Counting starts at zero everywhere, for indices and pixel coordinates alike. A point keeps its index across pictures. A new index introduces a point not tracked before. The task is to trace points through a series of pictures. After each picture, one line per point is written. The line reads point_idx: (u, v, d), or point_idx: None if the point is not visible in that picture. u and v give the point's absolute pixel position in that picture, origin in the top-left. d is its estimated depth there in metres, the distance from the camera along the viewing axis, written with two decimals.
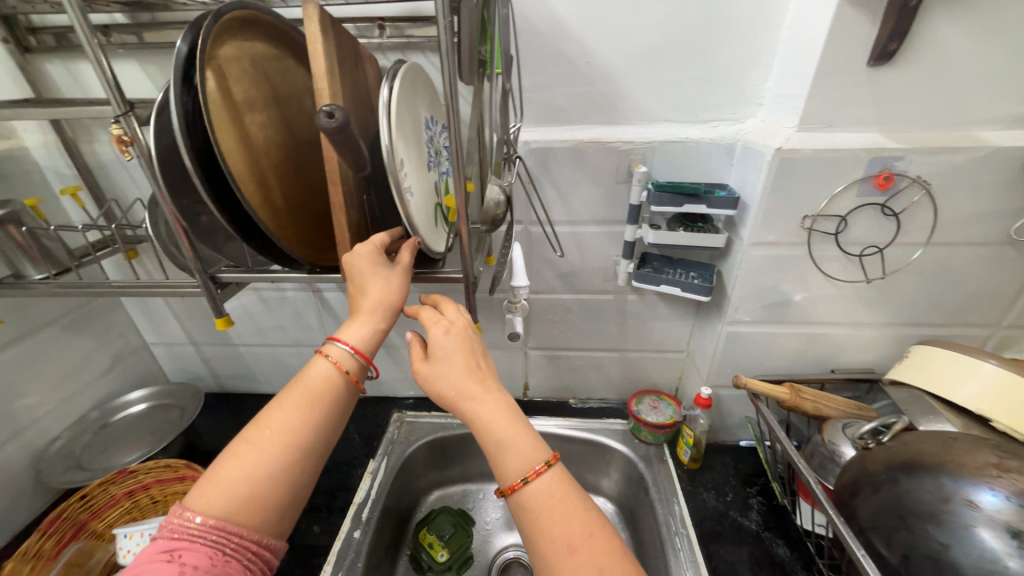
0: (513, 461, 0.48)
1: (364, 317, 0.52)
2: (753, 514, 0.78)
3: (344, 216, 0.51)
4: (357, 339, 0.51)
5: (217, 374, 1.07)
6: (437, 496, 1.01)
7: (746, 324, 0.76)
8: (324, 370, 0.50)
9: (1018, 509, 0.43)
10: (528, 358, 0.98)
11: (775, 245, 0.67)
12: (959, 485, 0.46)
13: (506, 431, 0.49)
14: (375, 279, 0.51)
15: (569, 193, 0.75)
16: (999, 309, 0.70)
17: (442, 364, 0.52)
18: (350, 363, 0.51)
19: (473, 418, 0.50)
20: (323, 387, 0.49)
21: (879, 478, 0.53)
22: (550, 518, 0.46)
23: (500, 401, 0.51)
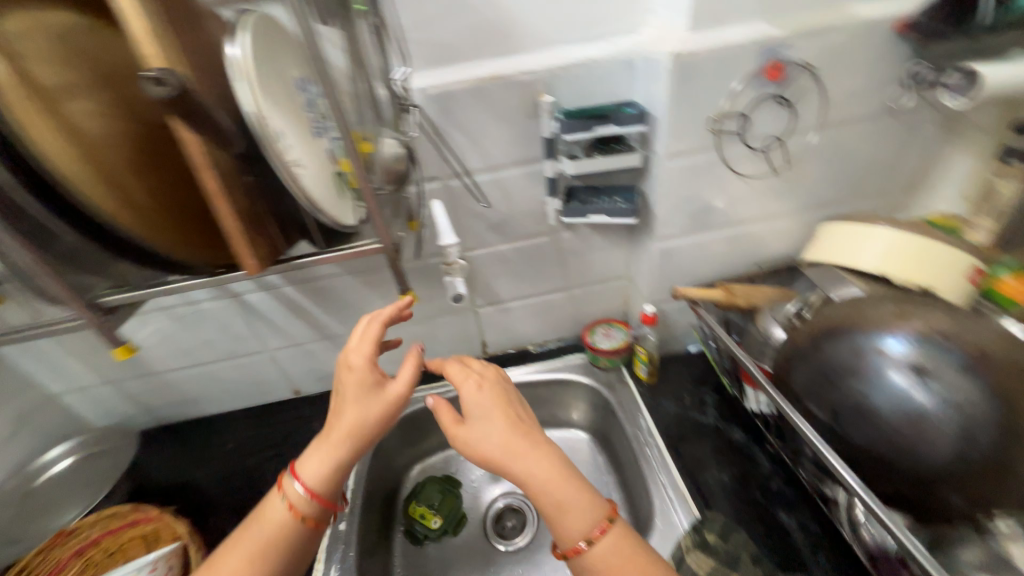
0: (579, 518, 0.54)
1: (326, 449, 0.61)
2: (709, 409, 0.84)
3: (228, 206, 0.45)
4: (311, 479, 0.60)
5: (149, 408, 0.97)
6: (419, 469, 1.01)
7: (675, 237, 0.78)
8: (276, 514, 0.59)
9: (918, 349, 0.49)
10: (479, 315, 0.97)
11: (687, 153, 0.68)
12: (871, 340, 0.52)
13: (557, 485, 0.55)
14: (349, 411, 0.61)
15: (480, 138, 0.71)
16: (887, 177, 0.77)
17: (484, 423, 0.59)
18: (303, 508, 0.60)
19: (516, 474, 0.56)
20: (277, 535, 0.59)
21: (807, 350, 0.57)
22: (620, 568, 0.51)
23: (546, 455, 0.57)
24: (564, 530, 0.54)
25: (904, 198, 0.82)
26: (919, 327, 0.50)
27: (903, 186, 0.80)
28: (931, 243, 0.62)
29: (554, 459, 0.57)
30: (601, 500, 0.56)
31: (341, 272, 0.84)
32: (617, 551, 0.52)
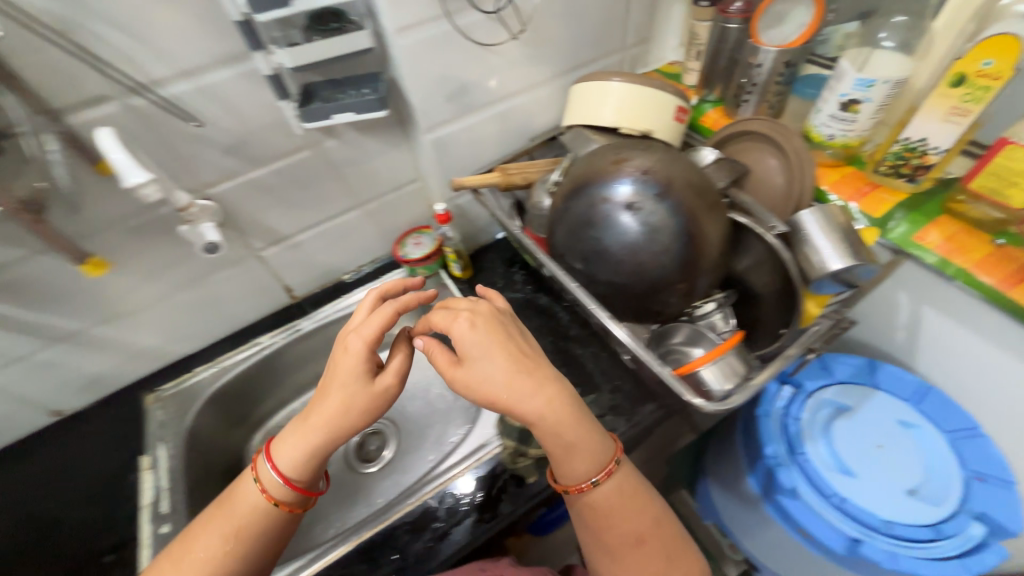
0: (582, 458, 0.54)
1: (304, 431, 0.55)
2: (521, 286, 0.91)
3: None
4: (287, 461, 0.55)
5: None
6: (261, 437, 0.93)
7: (443, 125, 0.75)
8: (250, 498, 0.55)
9: (637, 188, 0.55)
10: (267, 259, 0.85)
11: (419, 24, 0.61)
12: (605, 189, 0.57)
13: (575, 431, 0.53)
14: (337, 396, 0.55)
15: (145, 31, 0.54)
16: (620, 31, 0.82)
17: (483, 363, 0.53)
18: (274, 492, 0.55)
19: (507, 408, 0.53)
20: (248, 516, 0.54)
21: (564, 209, 0.61)
22: (608, 503, 0.54)
23: (553, 396, 0.53)
24: (571, 464, 0.54)
25: (640, 52, 0.89)
26: (637, 167, 0.57)
27: (635, 40, 0.86)
28: (647, 88, 0.69)
29: (556, 391, 0.54)
30: (606, 441, 0.56)
31: (28, 253, 0.62)
32: (612, 485, 0.55)
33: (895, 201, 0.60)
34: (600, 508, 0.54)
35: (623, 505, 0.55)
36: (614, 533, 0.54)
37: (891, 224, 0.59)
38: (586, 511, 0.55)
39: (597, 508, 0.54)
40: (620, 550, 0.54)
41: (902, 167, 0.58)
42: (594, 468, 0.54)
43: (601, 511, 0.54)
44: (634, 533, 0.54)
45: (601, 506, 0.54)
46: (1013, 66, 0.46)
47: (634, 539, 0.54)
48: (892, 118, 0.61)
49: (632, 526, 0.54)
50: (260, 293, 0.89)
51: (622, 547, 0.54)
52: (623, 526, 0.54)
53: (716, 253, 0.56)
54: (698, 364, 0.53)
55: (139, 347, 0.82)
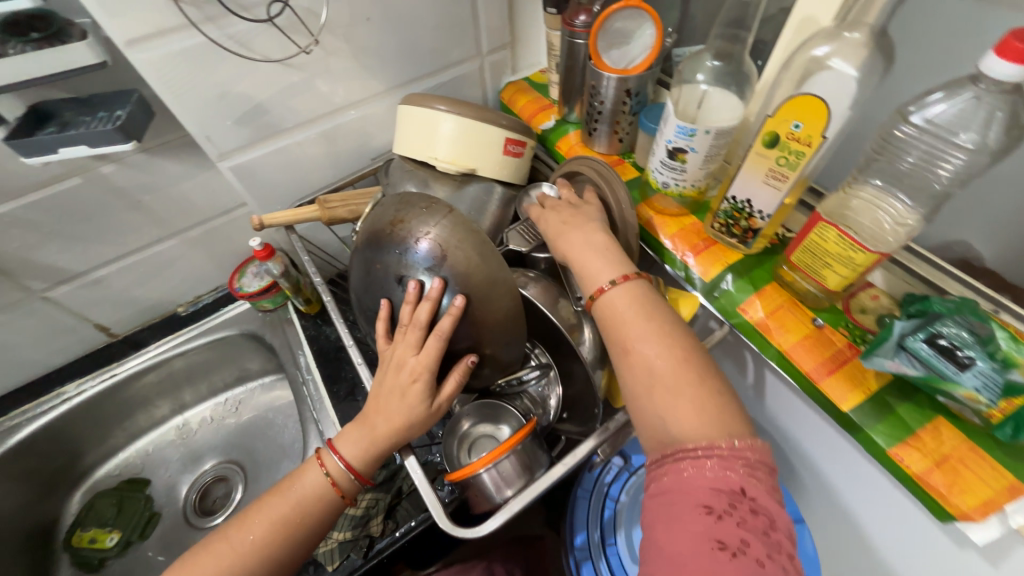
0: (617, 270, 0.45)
1: (365, 429, 0.47)
2: None
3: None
4: (352, 455, 0.47)
5: None
6: (86, 490, 0.85)
7: (243, 151, 0.63)
8: (315, 486, 0.47)
9: (428, 261, 0.45)
10: (56, 301, 0.72)
11: (160, 37, 0.49)
12: (396, 255, 0.47)
13: (605, 261, 0.46)
14: (382, 414, 0.46)
15: None
16: (467, 36, 0.71)
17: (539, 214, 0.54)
18: (342, 481, 0.47)
19: (566, 244, 0.49)
20: (301, 508, 0.46)
21: (358, 262, 0.51)
22: (636, 313, 0.42)
23: (592, 235, 0.49)
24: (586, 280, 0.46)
25: (503, 59, 0.78)
26: (432, 232, 0.46)
27: (494, 45, 0.75)
28: (469, 121, 0.59)
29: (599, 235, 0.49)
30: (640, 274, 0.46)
31: None
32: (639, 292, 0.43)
33: (729, 261, 0.53)
34: (620, 321, 0.42)
35: (652, 325, 0.40)
36: (655, 373, 0.38)
37: (719, 289, 0.52)
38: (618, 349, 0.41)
39: (626, 321, 0.41)
40: (658, 392, 0.37)
41: (732, 226, 0.51)
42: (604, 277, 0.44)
43: (632, 326, 0.41)
44: (657, 372, 0.38)
45: (623, 328, 0.41)
46: (823, 132, 0.39)
47: (677, 378, 0.37)
48: (730, 165, 0.54)
49: (672, 364, 0.38)
50: (62, 336, 0.77)
51: (649, 392, 0.38)
52: (668, 360, 0.38)
53: (508, 330, 0.48)
54: (478, 468, 0.45)
55: None
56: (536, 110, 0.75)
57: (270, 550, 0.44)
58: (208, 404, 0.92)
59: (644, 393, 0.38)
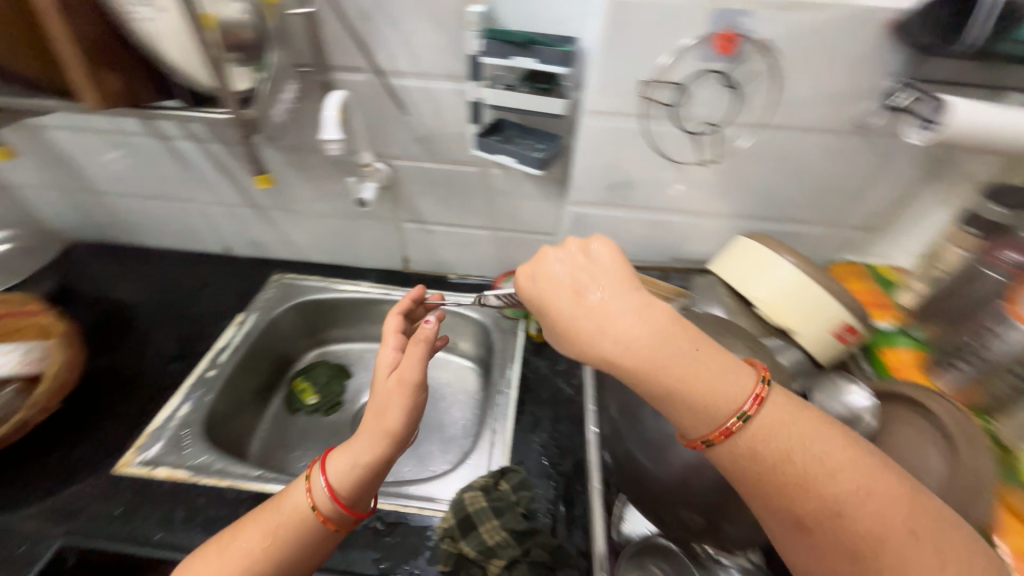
0: (727, 383, 0.41)
1: (353, 451, 0.57)
2: (576, 381, 0.85)
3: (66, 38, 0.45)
4: (335, 472, 0.56)
5: (95, 224, 1.04)
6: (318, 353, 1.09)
7: (592, 206, 0.74)
8: (298, 502, 0.55)
9: None
10: (402, 230, 0.97)
11: (615, 115, 0.62)
12: None
13: (699, 373, 0.41)
14: (360, 436, 0.57)
15: (407, 35, 0.66)
16: (840, 207, 0.69)
17: (583, 273, 0.46)
18: (320, 508, 0.55)
19: (618, 332, 0.42)
20: (288, 517, 0.54)
21: None
22: (785, 442, 0.39)
23: (649, 316, 0.43)
24: (681, 425, 0.42)
25: (858, 239, 0.73)
26: None
27: (860, 225, 0.71)
28: (814, 285, 0.57)
29: (666, 317, 0.43)
30: (743, 371, 0.42)
31: (263, 145, 0.83)
32: (782, 409, 0.40)
33: None
34: (778, 454, 0.39)
35: (810, 439, 0.39)
36: (838, 538, 0.37)
37: None
38: (768, 498, 0.40)
39: (789, 456, 0.39)
40: (845, 571, 0.37)
41: None
42: (722, 407, 0.40)
43: (810, 473, 0.38)
44: (844, 536, 0.37)
45: (770, 469, 0.39)
46: None
47: (874, 554, 0.36)
48: None
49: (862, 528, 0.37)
50: (385, 251, 1.03)
51: (830, 561, 0.38)
52: (859, 520, 0.37)
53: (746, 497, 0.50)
54: None
55: (292, 239, 1.02)
56: (873, 301, 0.67)
57: (273, 552, 0.53)
58: None
59: (797, 533, 0.39)
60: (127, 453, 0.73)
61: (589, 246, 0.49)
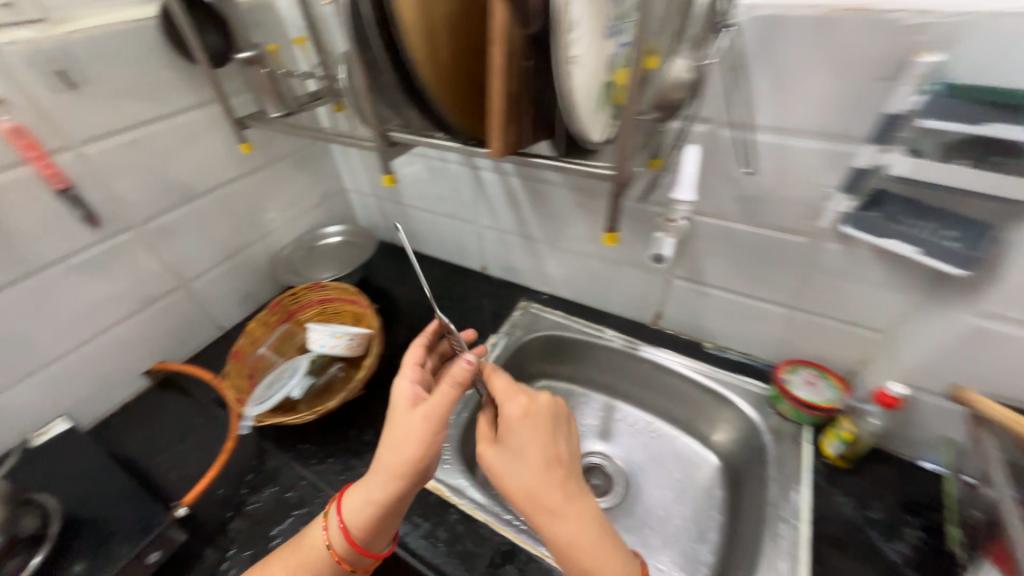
0: (567, 519, 0.55)
1: (363, 496, 0.60)
2: (899, 544, 0.63)
3: (500, 84, 0.47)
4: (349, 512, 0.60)
5: (390, 228, 1.22)
6: (542, 384, 1.05)
7: (1011, 323, 0.56)
8: (318, 544, 0.61)
9: None
10: (671, 287, 0.88)
11: None
12: None
13: (585, 538, 0.54)
14: (378, 475, 0.60)
15: (793, 85, 0.56)
16: None
17: (513, 453, 0.58)
18: (336, 543, 0.61)
19: (585, 549, 0.53)
20: (312, 557, 0.60)
21: None
22: (586, 543, 0.54)
23: (570, 503, 0.56)
24: (550, 533, 0.54)
25: None
26: None
27: None
28: None
29: (579, 502, 0.56)
30: (630, 559, 0.54)
31: (561, 184, 0.84)
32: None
33: None
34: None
35: (619, 558, 0.54)
36: None
37: None
38: None
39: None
40: None
41: None
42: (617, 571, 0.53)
43: None
44: None
45: None
46: None
47: None
48: None
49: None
50: (638, 303, 0.96)
51: None
52: None
53: None
54: None
55: (547, 272, 1.02)
56: None
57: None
58: (641, 412, 1.00)
59: None
60: None
61: (534, 402, 0.63)
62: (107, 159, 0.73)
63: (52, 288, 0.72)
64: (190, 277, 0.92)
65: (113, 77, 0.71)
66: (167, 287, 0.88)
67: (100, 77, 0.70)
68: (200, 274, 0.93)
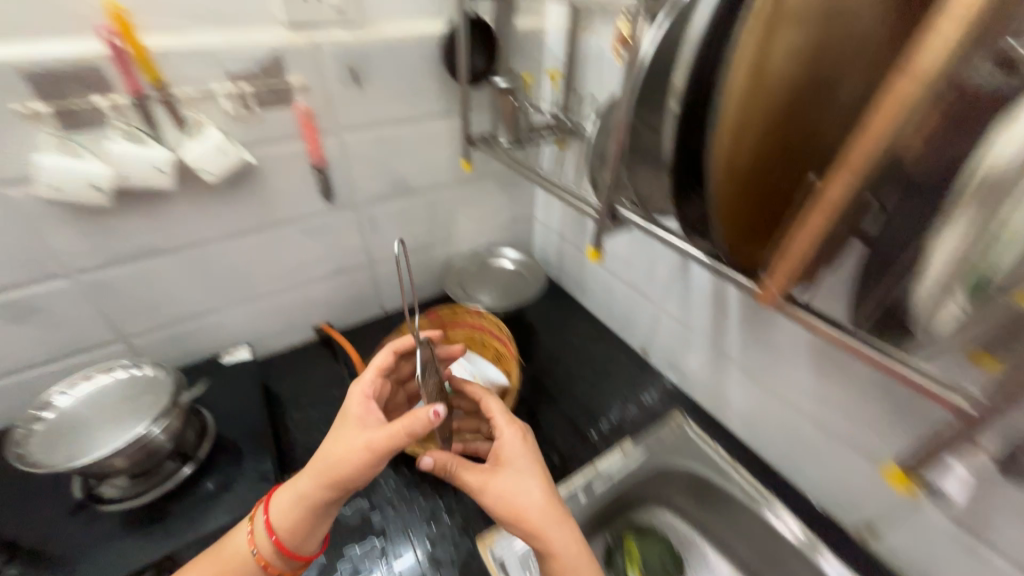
0: (552, 527, 0.55)
1: (298, 505, 0.56)
2: None
3: (822, 223, 0.34)
4: (282, 519, 0.56)
5: (560, 269, 1.15)
6: (665, 519, 0.85)
7: None
8: (240, 548, 0.57)
9: None
10: (918, 512, 0.60)
11: None
12: None
13: (573, 556, 0.54)
14: (307, 481, 0.56)
15: None
16: None
17: (512, 479, 0.58)
18: (261, 548, 0.57)
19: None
20: (230, 560, 0.56)
21: None
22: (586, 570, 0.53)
23: (563, 528, 0.55)
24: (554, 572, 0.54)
25: None
26: None
27: None
28: None
29: (540, 499, 0.57)
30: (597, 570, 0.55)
31: None
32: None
33: None
34: None
35: None
36: None
37: None
38: None
39: None
40: None
41: None
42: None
43: None
44: None
45: None
46: None
47: None
48: None
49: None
50: (842, 498, 0.69)
51: None
52: None
53: None
54: None
55: (726, 398, 0.82)
56: None
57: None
58: None
59: None
60: (491, 529, 0.70)
61: (506, 424, 0.64)
62: (356, 147, 0.81)
63: (281, 243, 0.83)
64: (376, 261, 0.98)
65: (388, 78, 0.77)
66: (357, 264, 0.95)
67: (378, 78, 0.76)
68: (385, 260, 0.99)
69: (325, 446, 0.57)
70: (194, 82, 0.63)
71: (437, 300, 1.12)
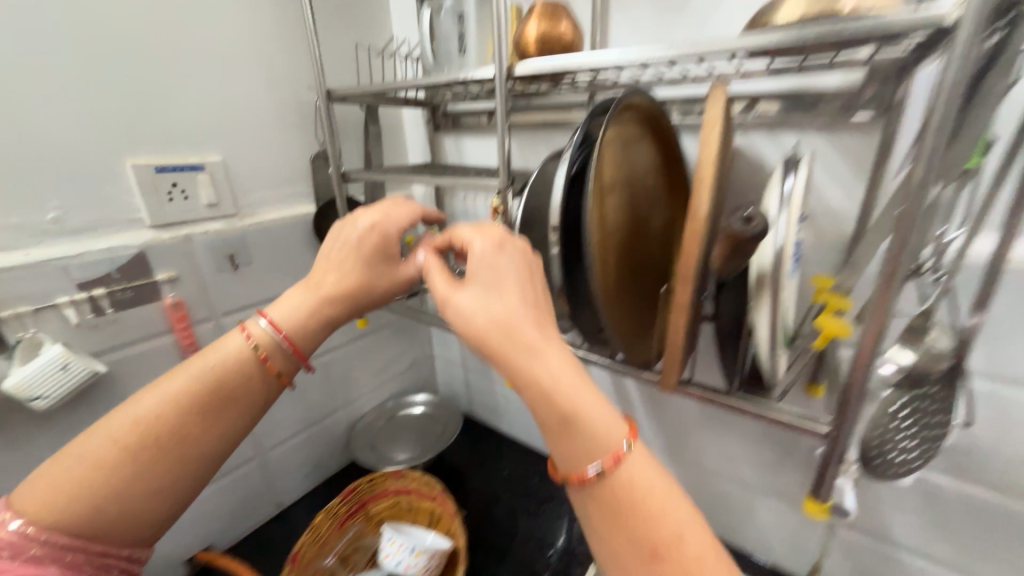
0: (505, 367, 0.36)
1: (313, 288, 0.53)
2: None
3: (685, 322, 0.46)
4: (278, 315, 0.51)
5: (472, 400, 1.14)
6: None
7: None
8: (229, 349, 0.49)
9: None
10: (837, 537, 0.66)
11: None
12: None
13: (484, 304, 0.38)
14: (336, 266, 0.53)
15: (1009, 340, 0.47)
16: None
17: (433, 266, 0.46)
18: (262, 344, 0.50)
19: (510, 364, 0.36)
20: (226, 369, 0.48)
21: None
22: (529, 368, 0.35)
23: (436, 277, 0.44)
24: (509, 365, 0.36)
25: None
26: None
27: None
28: None
29: (435, 277, 0.44)
30: (545, 361, 0.36)
31: None
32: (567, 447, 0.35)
33: None
34: (554, 382, 0.35)
35: (578, 380, 0.35)
36: (573, 436, 0.34)
37: None
38: (565, 452, 0.35)
39: (580, 418, 0.34)
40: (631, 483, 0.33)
41: None
42: (537, 383, 0.35)
43: (565, 404, 0.34)
44: (598, 437, 0.34)
45: (561, 418, 0.35)
46: None
47: (601, 431, 0.34)
48: None
49: (596, 435, 0.34)
50: (782, 546, 0.72)
51: (563, 398, 0.34)
52: (593, 426, 0.34)
53: None
54: None
55: None
56: None
57: (135, 478, 0.44)
58: None
59: (580, 443, 0.34)
60: None
61: (385, 213, 0.54)
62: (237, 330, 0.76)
63: None
64: (267, 447, 0.86)
65: (272, 259, 0.78)
66: (243, 456, 0.82)
67: (259, 259, 0.76)
68: (278, 442, 0.88)
69: (330, 252, 0.53)
70: (29, 298, 0.55)
71: (343, 472, 1.00)
